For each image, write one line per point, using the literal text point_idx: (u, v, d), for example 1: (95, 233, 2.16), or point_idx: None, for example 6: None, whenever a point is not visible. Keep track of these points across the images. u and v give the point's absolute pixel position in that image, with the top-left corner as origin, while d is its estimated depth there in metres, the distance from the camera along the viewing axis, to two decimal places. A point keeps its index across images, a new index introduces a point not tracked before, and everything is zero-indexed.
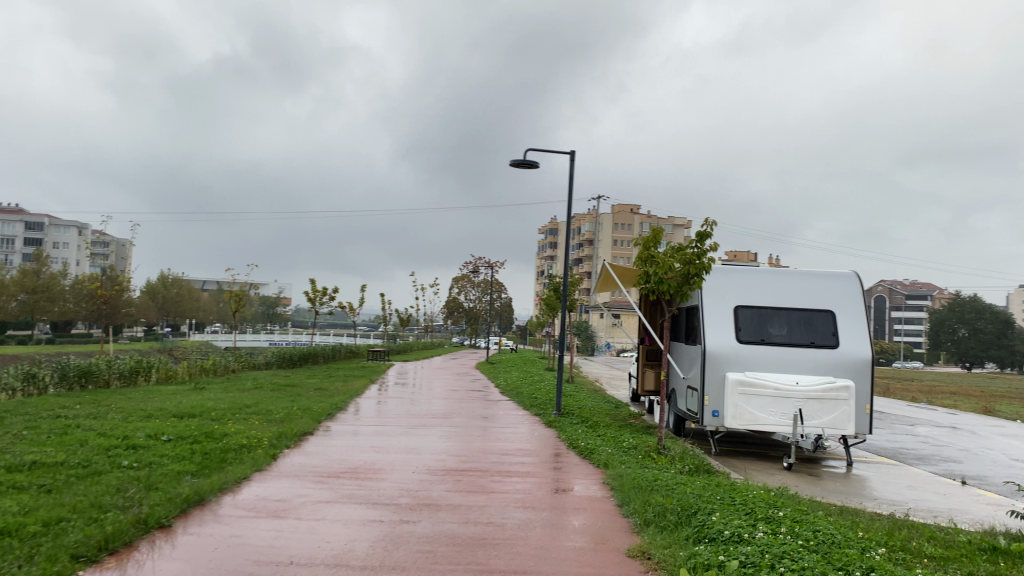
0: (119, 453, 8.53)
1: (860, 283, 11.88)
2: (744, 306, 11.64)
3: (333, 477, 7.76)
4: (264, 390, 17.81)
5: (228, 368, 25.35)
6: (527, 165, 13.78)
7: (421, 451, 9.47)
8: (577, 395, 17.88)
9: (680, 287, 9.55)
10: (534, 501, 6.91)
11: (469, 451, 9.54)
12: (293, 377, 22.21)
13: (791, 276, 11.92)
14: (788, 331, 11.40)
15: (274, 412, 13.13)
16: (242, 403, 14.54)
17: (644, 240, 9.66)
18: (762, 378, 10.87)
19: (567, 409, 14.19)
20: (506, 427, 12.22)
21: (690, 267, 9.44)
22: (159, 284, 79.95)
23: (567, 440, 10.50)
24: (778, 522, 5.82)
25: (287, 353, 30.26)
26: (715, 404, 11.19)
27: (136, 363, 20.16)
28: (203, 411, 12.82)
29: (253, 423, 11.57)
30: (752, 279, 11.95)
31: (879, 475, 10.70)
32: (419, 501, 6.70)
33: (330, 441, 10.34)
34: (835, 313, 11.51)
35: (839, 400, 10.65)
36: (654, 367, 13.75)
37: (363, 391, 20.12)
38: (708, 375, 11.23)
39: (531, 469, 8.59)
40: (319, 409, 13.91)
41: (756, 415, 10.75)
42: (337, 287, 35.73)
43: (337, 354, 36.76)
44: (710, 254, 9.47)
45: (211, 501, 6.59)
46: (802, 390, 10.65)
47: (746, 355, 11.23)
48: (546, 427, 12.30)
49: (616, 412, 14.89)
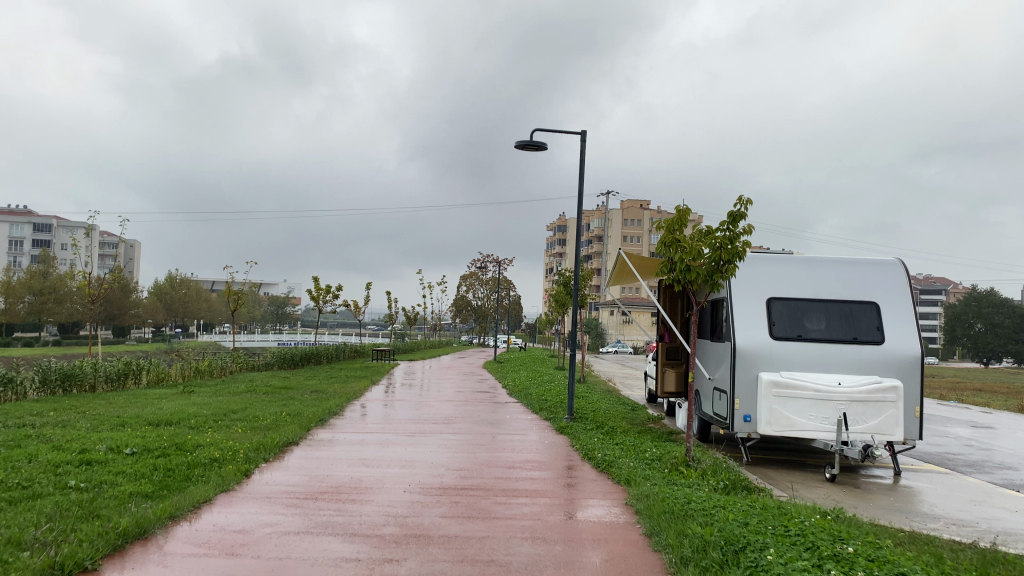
0: (69, 470, 7.40)
1: (906, 272, 10.68)
2: (778, 298, 10.48)
3: (310, 499, 6.63)
4: (257, 393, 16.72)
5: (225, 370, 24.31)
6: (534, 148, 12.63)
7: (416, 465, 8.31)
8: (591, 396, 16.73)
9: (710, 275, 8.38)
10: (545, 531, 5.76)
11: (470, 465, 8.38)
12: (291, 378, 21.09)
13: (829, 265, 10.74)
14: (827, 326, 10.23)
15: (261, 418, 12.00)
16: (229, 408, 13.42)
17: (668, 222, 8.46)
18: (800, 378, 9.73)
19: (581, 413, 13.01)
20: (514, 434, 11.09)
21: (721, 253, 8.27)
22: (166, 285, 79.18)
23: (582, 450, 9.35)
24: (849, 561, 4.65)
25: (288, 353, 29.14)
26: (747, 408, 10.04)
27: (126, 366, 19.11)
28: (183, 419, 11.72)
29: (234, 432, 10.45)
30: (786, 268, 10.77)
31: (932, 486, 9.55)
32: (408, 533, 5.59)
33: (317, 452, 9.21)
34: (878, 306, 10.33)
35: (886, 403, 9.51)
36: (675, 365, 12.60)
37: (363, 393, 19.00)
38: (739, 376, 10.07)
39: (541, 487, 7.42)
40: (311, 414, 12.79)
41: (794, 421, 9.62)
42: (340, 286, 34.88)
43: (342, 354, 35.67)
44: (744, 238, 8.30)
45: (158, 533, 5.48)
46: (845, 391, 9.51)
47: (780, 353, 10.08)
48: (557, 433, 11.16)
49: (633, 415, 13.75)
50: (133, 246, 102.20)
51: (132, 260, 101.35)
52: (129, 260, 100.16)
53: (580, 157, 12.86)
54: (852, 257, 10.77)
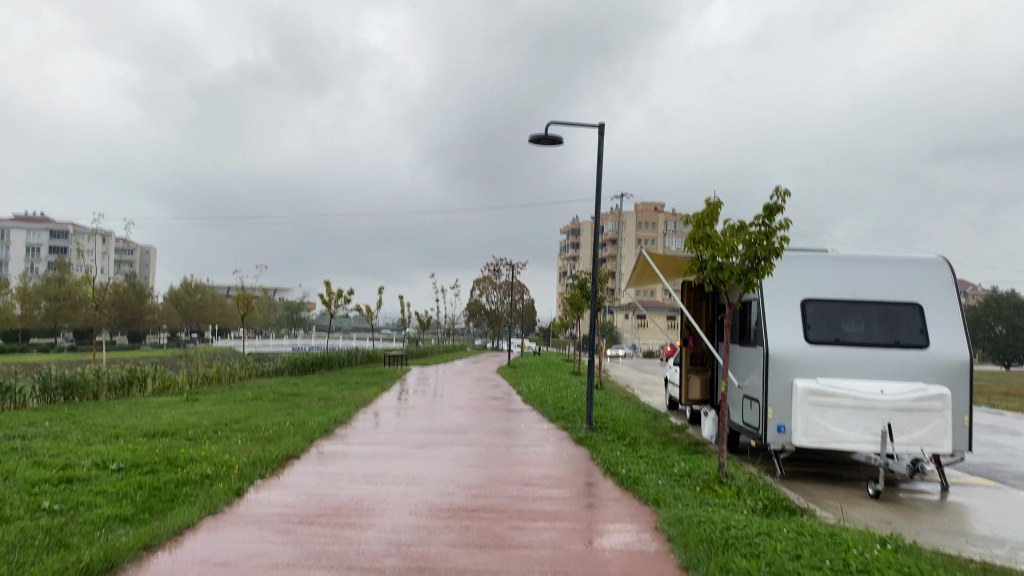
0: (45, 490, 6.79)
1: (952, 270, 9.91)
2: (813, 300, 9.75)
3: (305, 525, 5.98)
4: (263, 401, 16.11)
5: (234, 376, 23.79)
6: (549, 141, 11.97)
7: (424, 482, 7.65)
8: (609, 404, 15.99)
9: (744, 275, 7.69)
10: (565, 563, 5.08)
11: (483, 482, 7.71)
12: (301, 385, 20.49)
13: (868, 263, 9.99)
14: (866, 329, 9.50)
15: (263, 428, 11.36)
16: (230, 417, 12.80)
17: (697, 217, 7.80)
18: (839, 386, 9.00)
19: (601, 422, 12.31)
20: (529, 445, 10.41)
21: (756, 250, 7.56)
22: (181, 290, 79.06)
23: (604, 464, 8.66)
24: None
25: (299, 359, 28.56)
26: (780, 417, 9.33)
27: (130, 373, 18.58)
28: (181, 429, 11.12)
29: (232, 444, 9.81)
30: (821, 267, 10.04)
31: (984, 502, 8.78)
32: (412, 566, 4.93)
33: (319, 467, 8.56)
34: (921, 307, 9.58)
35: (934, 412, 8.78)
36: (700, 372, 11.93)
37: (373, 400, 18.36)
38: (772, 384, 9.35)
39: (560, 508, 6.73)
40: (317, 423, 12.16)
41: (833, 431, 8.89)
42: (353, 290, 34.38)
43: (354, 359, 35.08)
44: (782, 234, 7.59)
45: (129, 566, 4.86)
46: (889, 400, 8.77)
47: (817, 358, 9.35)
48: (575, 445, 10.47)
49: (655, 424, 13.03)
50: (149, 252, 102.40)
51: (148, 266, 101.58)
52: (143, 264, 100.50)
53: (599, 151, 12.18)
54: (892, 255, 10.01)
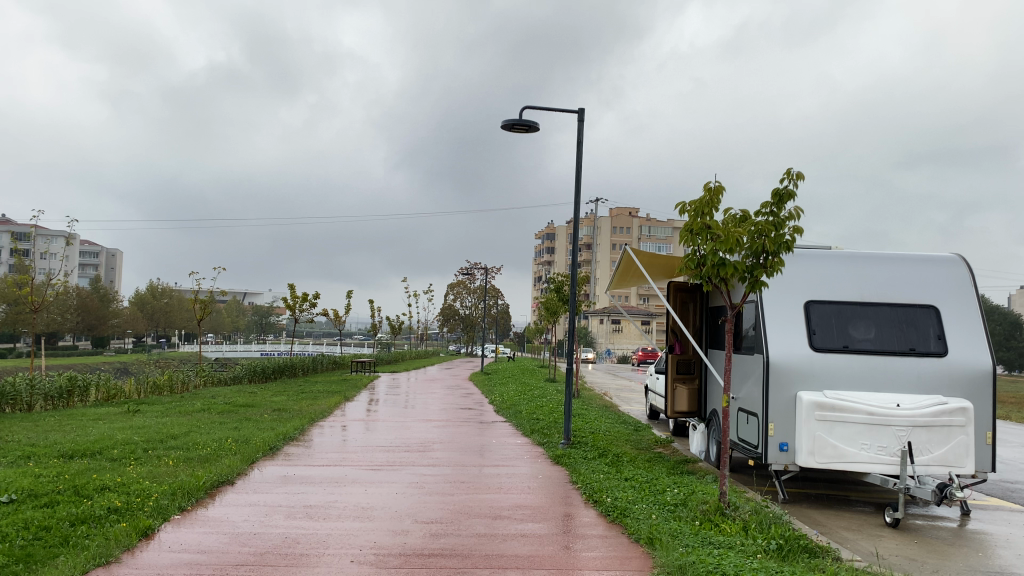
0: None
1: (970, 269, 8.93)
2: (817, 302, 8.71)
3: None
4: (211, 413, 14.76)
5: (188, 385, 22.36)
6: (524, 128, 10.86)
7: (376, 517, 6.46)
8: (587, 414, 14.88)
9: (749, 272, 6.60)
10: None
11: (445, 515, 6.54)
12: (257, 395, 19.13)
13: (877, 261, 8.97)
14: (877, 335, 8.48)
15: (200, 447, 10.09)
16: (167, 433, 11.46)
17: (695, 205, 6.73)
18: (849, 399, 7.97)
19: (580, 437, 11.21)
20: (501, 465, 9.25)
21: (764, 242, 6.49)
22: (148, 294, 76.81)
23: (586, 489, 7.53)
24: None
25: (259, 366, 27.06)
26: (782, 434, 8.21)
27: (69, 382, 17.13)
28: (105, 448, 9.78)
29: (158, 468, 8.50)
30: (826, 265, 8.99)
31: (1012, 530, 7.78)
32: None
33: (254, 495, 7.34)
34: (937, 311, 8.60)
35: (955, 428, 7.80)
36: (687, 382, 10.91)
37: (332, 411, 17.08)
38: (774, 396, 8.25)
39: (536, 551, 5.58)
40: (263, 440, 10.90)
41: (843, 451, 7.86)
42: (319, 293, 33.02)
43: (320, 365, 33.71)
44: (793, 224, 6.53)
45: None
46: (905, 414, 7.78)
47: (823, 368, 8.31)
48: (551, 465, 9.32)
49: (638, 438, 11.95)
50: (115, 255, 99.72)
51: (113, 270, 98.71)
52: (107, 267, 98.20)
53: (578, 139, 11.10)
54: (904, 252, 9.00)
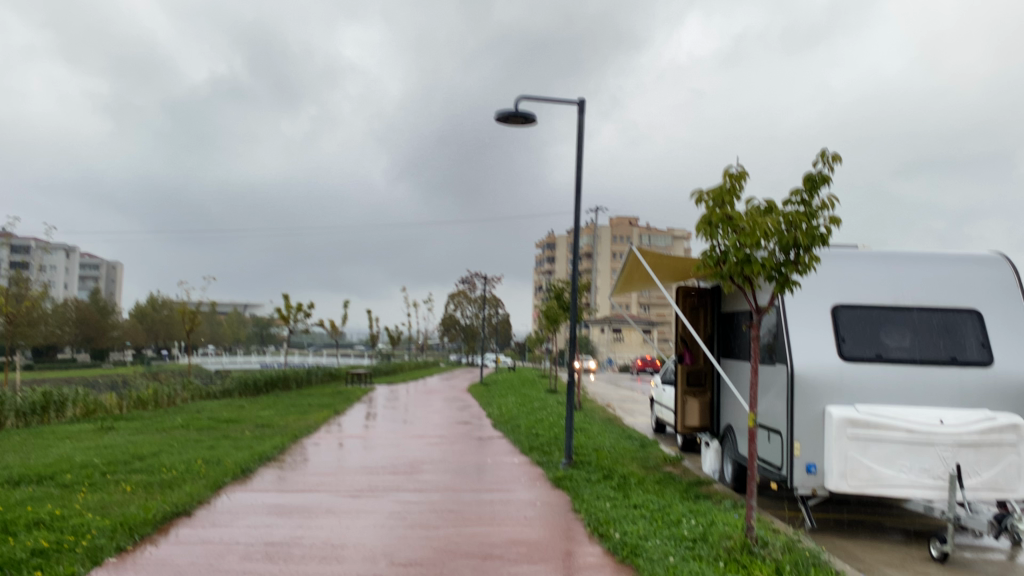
0: None
1: (1014, 269, 8.03)
2: (846, 306, 7.84)
3: None
4: (189, 430, 13.80)
5: (174, 399, 21.39)
6: (520, 119, 9.99)
7: (348, 558, 5.56)
8: (590, 429, 13.94)
9: (778, 268, 5.72)
10: None
11: (427, 555, 5.64)
12: (244, 409, 18.16)
13: (912, 260, 8.06)
14: (912, 343, 7.59)
15: (166, 470, 9.16)
16: (132, 454, 10.50)
17: (714, 193, 5.87)
18: (885, 414, 7.06)
19: (582, 455, 10.28)
20: (496, 491, 8.30)
21: (795, 235, 5.62)
22: (148, 305, 75.84)
23: (591, 521, 6.60)
24: None
25: (251, 379, 26.10)
26: (809, 455, 7.30)
27: (44, 398, 16.19)
28: (57, 474, 8.80)
29: (109, 497, 7.55)
30: (856, 265, 8.09)
31: None
32: None
33: (211, 530, 6.42)
34: (978, 316, 7.72)
35: (1006, 448, 6.89)
36: (698, 394, 9.99)
37: (320, 426, 16.13)
38: (799, 411, 7.34)
39: None
40: (238, 460, 9.97)
41: (879, 473, 6.94)
42: (313, 304, 32.01)
43: (315, 377, 32.78)
44: (828, 214, 5.67)
45: None
46: (950, 432, 6.87)
47: (854, 379, 7.41)
48: (551, 490, 8.38)
49: (646, 456, 11.00)
50: (115, 267, 98.92)
51: (113, 282, 97.89)
52: (108, 279, 97.63)
53: (578, 133, 10.25)
54: (941, 251, 8.10)
